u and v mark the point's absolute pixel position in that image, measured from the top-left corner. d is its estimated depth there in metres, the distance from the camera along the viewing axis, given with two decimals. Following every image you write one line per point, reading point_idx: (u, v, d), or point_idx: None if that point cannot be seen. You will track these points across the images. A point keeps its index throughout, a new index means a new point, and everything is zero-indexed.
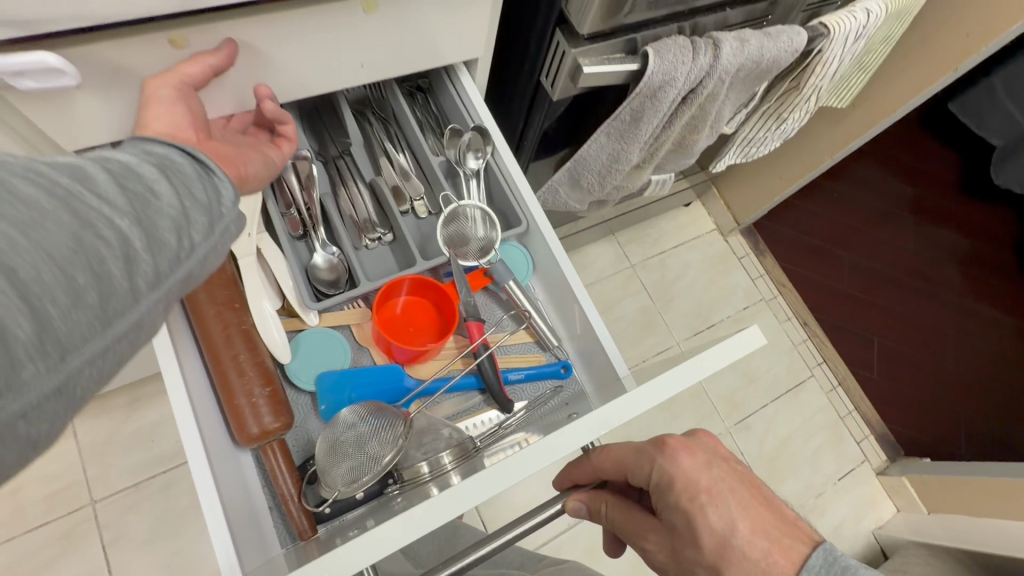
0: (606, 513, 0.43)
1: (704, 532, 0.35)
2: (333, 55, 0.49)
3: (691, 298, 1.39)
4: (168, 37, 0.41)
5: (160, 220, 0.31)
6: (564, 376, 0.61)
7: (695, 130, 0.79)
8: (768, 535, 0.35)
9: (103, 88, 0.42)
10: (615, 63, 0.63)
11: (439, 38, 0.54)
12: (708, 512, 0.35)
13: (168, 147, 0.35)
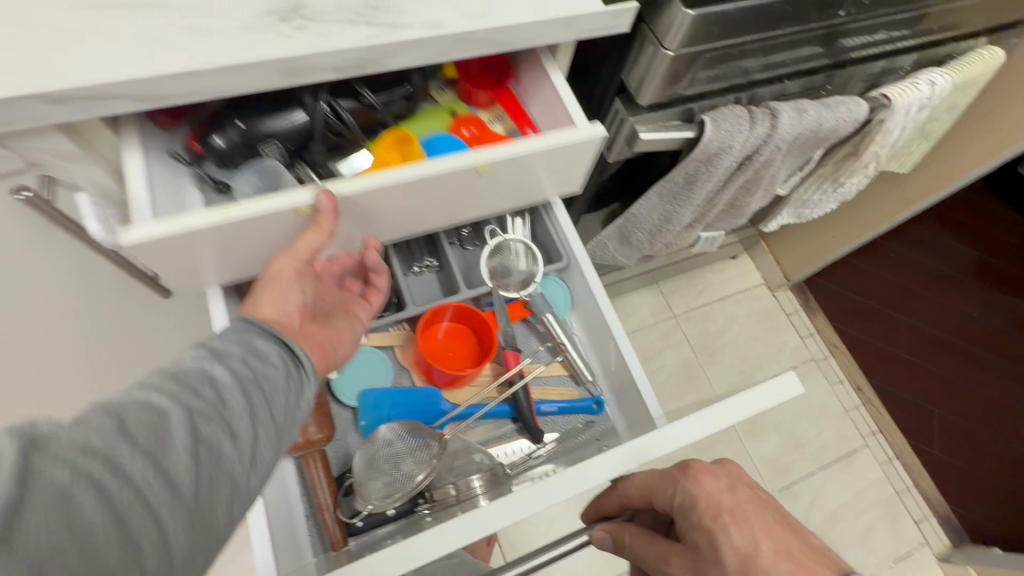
0: (629, 543, 0.42)
1: (726, 551, 0.36)
2: (439, 203, 0.52)
3: (736, 353, 1.35)
4: (293, 208, 0.44)
5: (216, 472, 0.30)
6: (595, 412, 0.62)
7: (748, 192, 0.81)
8: (795, 560, 0.34)
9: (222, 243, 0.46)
10: (672, 130, 0.66)
11: (537, 179, 0.55)
12: (731, 532, 0.36)
13: (257, 355, 0.36)
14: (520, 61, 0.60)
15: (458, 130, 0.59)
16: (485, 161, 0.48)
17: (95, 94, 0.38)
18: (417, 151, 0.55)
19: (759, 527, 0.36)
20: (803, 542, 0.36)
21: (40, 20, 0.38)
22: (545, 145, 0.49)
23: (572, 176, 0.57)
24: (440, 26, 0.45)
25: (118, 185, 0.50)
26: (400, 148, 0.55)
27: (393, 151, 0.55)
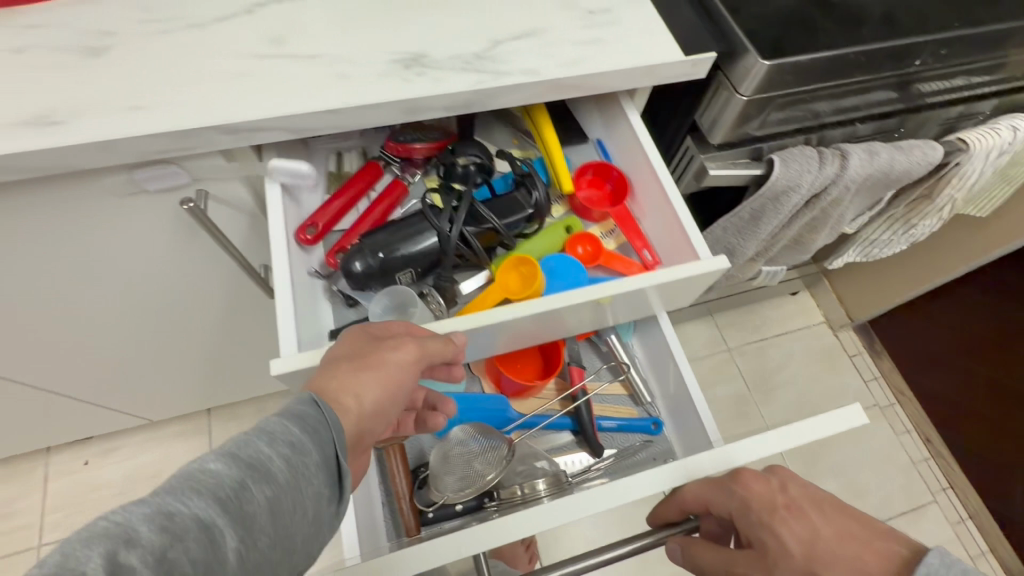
0: (698, 554, 0.46)
1: (790, 541, 0.41)
2: (555, 322, 0.53)
3: (793, 391, 1.33)
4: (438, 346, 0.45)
5: None
6: (654, 432, 0.65)
7: (815, 230, 0.82)
8: (852, 539, 0.40)
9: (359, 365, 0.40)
10: (741, 167, 0.69)
11: (646, 302, 0.56)
12: (790, 524, 0.41)
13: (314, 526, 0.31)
14: (603, 117, 0.65)
15: (573, 248, 0.61)
16: (609, 295, 0.50)
17: (256, 126, 0.46)
18: (535, 269, 0.57)
19: (816, 517, 0.42)
20: (854, 520, 0.42)
21: (222, 67, 0.48)
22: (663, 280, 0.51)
23: (676, 299, 0.58)
24: (537, 73, 0.51)
25: (251, 199, 0.59)
26: (519, 273, 0.58)
27: (513, 276, 0.58)
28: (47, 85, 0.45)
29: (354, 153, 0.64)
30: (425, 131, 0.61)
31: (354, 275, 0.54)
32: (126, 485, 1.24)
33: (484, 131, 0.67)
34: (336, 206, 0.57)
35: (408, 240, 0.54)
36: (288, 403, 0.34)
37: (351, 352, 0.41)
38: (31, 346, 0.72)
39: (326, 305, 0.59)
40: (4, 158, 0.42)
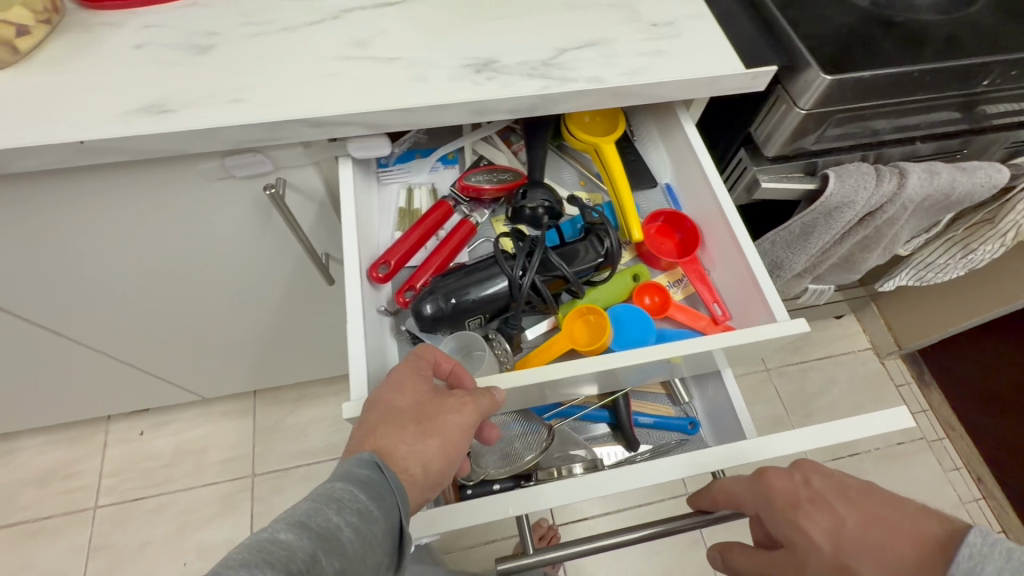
0: (737, 556, 0.46)
1: (816, 535, 0.39)
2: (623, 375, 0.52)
3: (834, 417, 1.29)
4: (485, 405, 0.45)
5: None
6: (690, 431, 0.65)
7: (866, 249, 0.82)
8: (892, 528, 0.37)
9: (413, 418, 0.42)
10: (794, 181, 0.70)
11: (716, 357, 0.54)
12: (814, 517, 0.40)
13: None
14: (673, 157, 0.66)
15: (640, 298, 0.59)
16: (679, 354, 0.49)
17: (339, 121, 0.50)
18: (602, 320, 0.55)
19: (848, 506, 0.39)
20: (897, 504, 0.38)
21: (312, 67, 0.52)
22: (733, 341, 0.50)
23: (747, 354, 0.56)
24: (600, 81, 0.53)
25: (323, 189, 0.63)
26: (584, 325, 0.56)
27: (579, 327, 0.56)
28: (160, 77, 0.50)
29: (425, 188, 0.64)
30: (495, 171, 0.60)
31: (422, 319, 0.53)
32: (176, 456, 1.31)
33: (552, 172, 0.66)
34: (407, 245, 0.57)
35: (476, 285, 0.53)
36: (353, 468, 0.36)
37: (416, 408, 0.42)
38: (113, 315, 0.79)
39: (393, 342, 0.58)
40: (122, 140, 0.47)
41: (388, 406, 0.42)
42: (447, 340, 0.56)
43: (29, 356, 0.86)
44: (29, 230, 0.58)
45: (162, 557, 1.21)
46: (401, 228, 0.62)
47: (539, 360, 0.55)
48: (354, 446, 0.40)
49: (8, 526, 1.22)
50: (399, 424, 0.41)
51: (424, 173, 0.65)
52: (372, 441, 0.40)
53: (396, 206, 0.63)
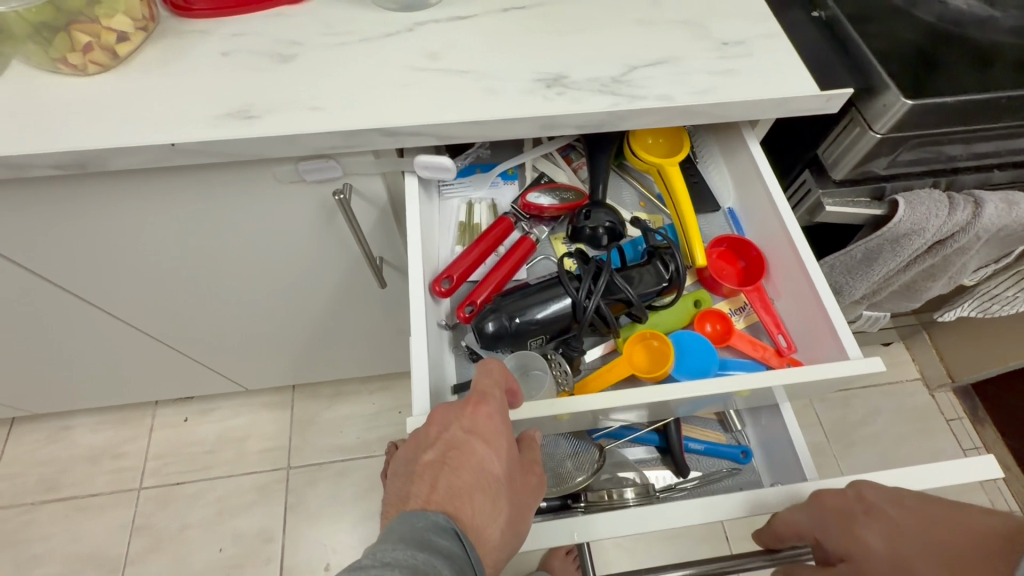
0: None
1: (872, 541, 0.40)
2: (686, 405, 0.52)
3: (878, 449, 1.24)
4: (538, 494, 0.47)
5: None
6: (742, 460, 0.63)
7: (931, 278, 0.78)
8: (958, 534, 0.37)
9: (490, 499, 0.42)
10: (860, 207, 0.67)
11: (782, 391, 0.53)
12: (869, 525, 0.41)
13: None
14: (740, 183, 0.65)
15: (701, 326, 0.58)
16: (745, 388, 0.48)
17: (412, 131, 0.52)
18: (664, 345, 0.55)
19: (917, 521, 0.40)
20: (952, 512, 0.39)
21: (387, 78, 0.54)
22: (802, 378, 0.49)
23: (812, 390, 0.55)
24: (671, 99, 0.53)
25: (385, 196, 0.65)
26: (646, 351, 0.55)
27: (640, 352, 0.55)
28: (246, 83, 0.52)
29: (485, 204, 0.64)
30: (557, 189, 0.62)
31: (485, 337, 0.53)
32: (217, 444, 1.36)
33: (612, 192, 0.66)
34: (469, 260, 0.58)
35: (540, 305, 0.54)
36: (437, 538, 0.37)
37: (499, 474, 0.43)
38: (175, 306, 0.83)
39: (450, 358, 0.59)
40: (211, 143, 0.49)
41: (475, 466, 0.43)
42: (507, 359, 0.56)
43: (96, 340, 0.91)
44: (115, 223, 0.62)
45: (200, 541, 1.25)
46: (461, 243, 0.62)
47: (599, 385, 0.55)
48: (436, 490, 0.41)
49: (61, 499, 1.29)
50: (482, 488, 0.42)
51: (483, 188, 0.65)
52: (455, 495, 0.41)
53: (456, 220, 0.64)
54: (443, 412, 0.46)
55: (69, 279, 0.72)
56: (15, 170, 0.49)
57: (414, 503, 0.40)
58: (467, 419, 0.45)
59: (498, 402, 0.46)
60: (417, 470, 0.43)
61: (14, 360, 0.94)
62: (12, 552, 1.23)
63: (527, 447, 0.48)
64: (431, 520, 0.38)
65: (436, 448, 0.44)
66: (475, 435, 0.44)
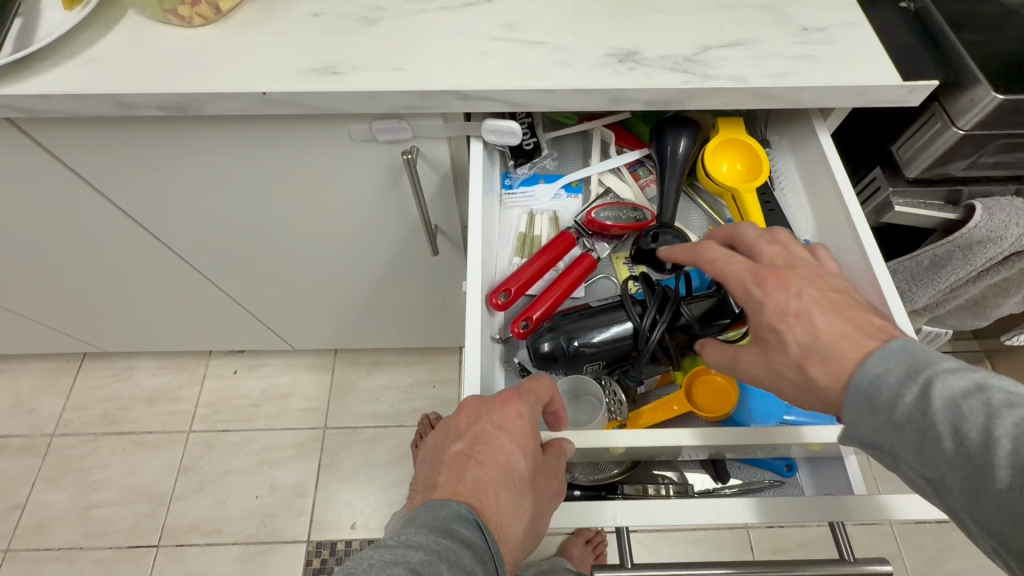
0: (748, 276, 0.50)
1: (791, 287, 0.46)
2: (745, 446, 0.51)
3: None
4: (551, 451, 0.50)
5: None
6: (786, 473, 0.57)
7: (1003, 294, 0.75)
8: (846, 328, 0.39)
9: (517, 498, 0.42)
10: (932, 210, 0.65)
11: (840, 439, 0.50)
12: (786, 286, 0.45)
13: None
14: (820, 214, 0.62)
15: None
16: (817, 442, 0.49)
17: (485, 96, 0.54)
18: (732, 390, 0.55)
19: (817, 306, 0.41)
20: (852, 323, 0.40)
21: (466, 45, 0.56)
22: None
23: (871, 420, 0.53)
24: (744, 80, 0.53)
25: (448, 164, 0.67)
26: (704, 386, 0.56)
27: (704, 392, 0.55)
28: (333, 42, 0.56)
29: (546, 216, 0.66)
30: (621, 208, 0.63)
31: (540, 358, 0.55)
32: (262, 398, 1.43)
33: (680, 214, 0.66)
34: (527, 273, 0.59)
35: (601, 330, 0.55)
36: (459, 527, 0.37)
37: (523, 473, 0.43)
38: (240, 257, 0.88)
39: (500, 371, 0.60)
40: (299, 95, 0.53)
41: (502, 460, 0.43)
42: (560, 380, 0.58)
43: (169, 285, 0.98)
44: (199, 168, 0.67)
45: (240, 487, 1.32)
46: (520, 254, 0.64)
47: (652, 415, 0.56)
48: (462, 483, 0.41)
49: (120, 433, 1.39)
50: (507, 484, 0.42)
51: (547, 200, 0.67)
52: (480, 490, 0.41)
53: (517, 230, 0.66)
54: (475, 403, 0.46)
55: (155, 222, 0.78)
56: (126, 108, 0.54)
57: (440, 493, 0.40)
58: (498, 414, 0.45)
59: (529, 402, 0.46)
60: (445, 460, 0.43)
61: (95, 297, 1.02)
62: (74, 476, 1.34)
63: (553, 453, 0.47)
64: (454, 509, 0.38)
65: (465, 439, 0.44)
66: (503, 431, 0.44)
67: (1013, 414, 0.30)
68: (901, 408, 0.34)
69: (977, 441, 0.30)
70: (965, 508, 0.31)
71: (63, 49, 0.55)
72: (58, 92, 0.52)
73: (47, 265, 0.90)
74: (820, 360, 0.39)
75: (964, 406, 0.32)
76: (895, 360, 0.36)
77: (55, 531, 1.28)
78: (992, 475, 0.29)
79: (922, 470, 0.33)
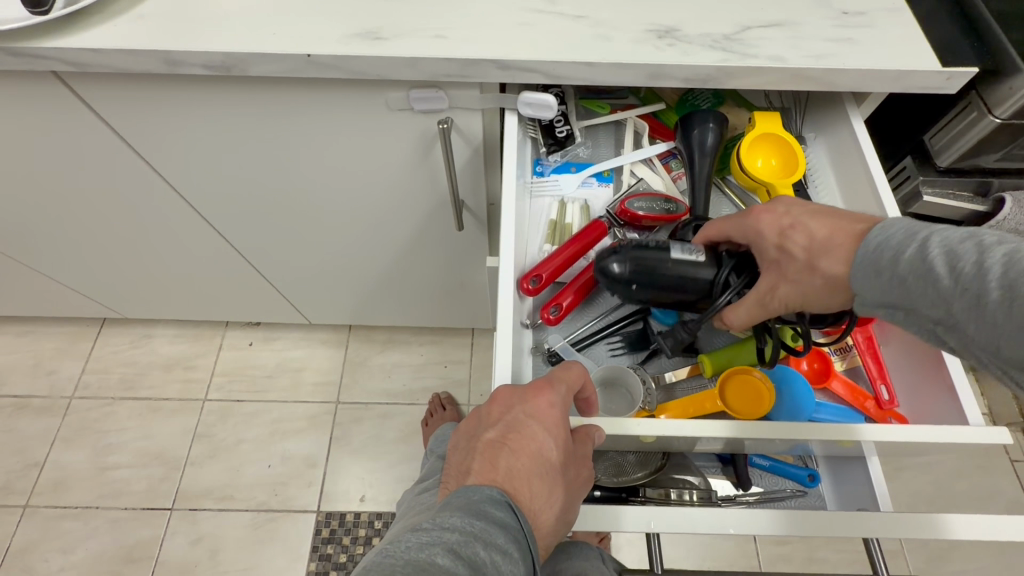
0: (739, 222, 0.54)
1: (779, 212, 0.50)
2: (778, 440, 0.50)
3: (930, 477, 1.18)
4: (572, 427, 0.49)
5: None
6: (808, 484, 0.58)
7: None
8: (837, 222, 0.43)
9: (550, 488, 0.40)
10: (959, 200, 0.67)
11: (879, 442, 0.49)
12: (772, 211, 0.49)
13: None
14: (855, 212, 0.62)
15: (798, 363, 0.58)
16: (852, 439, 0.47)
17: (525, 67, 0.54)
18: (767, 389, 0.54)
19: (806, 213, 0.45)
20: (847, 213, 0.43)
21: (508, 17, 0.56)
22: (904, 438, 0.47)
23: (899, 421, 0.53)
24: (783, 60, 0.53)
25: (480, 137, 0.68)
26: (739, 386, 0.56)
27: (737, 392, 0.55)
28: (376, 7, 0.56)
29: (577, 204, 0.67)
30: (656, 200, 0.63)
31: (609, 274, 0.52)
32: (277, 370, 1.45)
33: (713, 208, 0.68)
34: (560, 259, 0.60)
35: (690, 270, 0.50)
36: (495, 513, 0.36)
37: (557, 462, 0.41)
38: (267, 227, 0.89)
39: (529, 359, 0.61)
40: (342, 58, 0.54)
41: (536, 449, 0.41)
42: (594, 369, 0.59)
43: (194, 252, 0.99)
44: (237, 131, 0.68)
45: (252, 456, 1.35)
46: (550, 242, 0.65)
47: (680, 408, 0.56)
48: (496, 471, 0.39)
49: (137, 398, 1.42)
50: (541, 474, 0.40)
51: (577, 188, 0.68)
52: (514, 477, 0.39)
53: (547, 217, 0.67)
54: (507, 392, 0.44)
55: (188, 186, 0.80)
56: (172, 66, 0.55)
57: (473, 480, 0.39)
58: (531, 404, 0.43)
59: (561, 391, 0.44)
60: (477, 447, 0.41)
61: (122, 261, 1.04)
62: (92, 438, 1.37)
63: (580, 439, 0.44)
64: (487, 492, 0.37)
65: (497, 427, 0.42)
66: (535, 420, 0.42)
67: (1004, 249, 0.31)
68: (902, 262, 0.36)
69: (971, 272, 0.32)
70: (967, 341, 0.33)
71: (114, 6, 0.56)
72: (109, 46, 0.54)
73: (78, 226, 0.92)
74: (827, 255, 0.42)
75: (960, 248, 0.33)
76: (896, 228, 0.38)
77: (71, 489, 1.31)
78: (986, 297, 0.31)
79: (928, 315, 0.35)
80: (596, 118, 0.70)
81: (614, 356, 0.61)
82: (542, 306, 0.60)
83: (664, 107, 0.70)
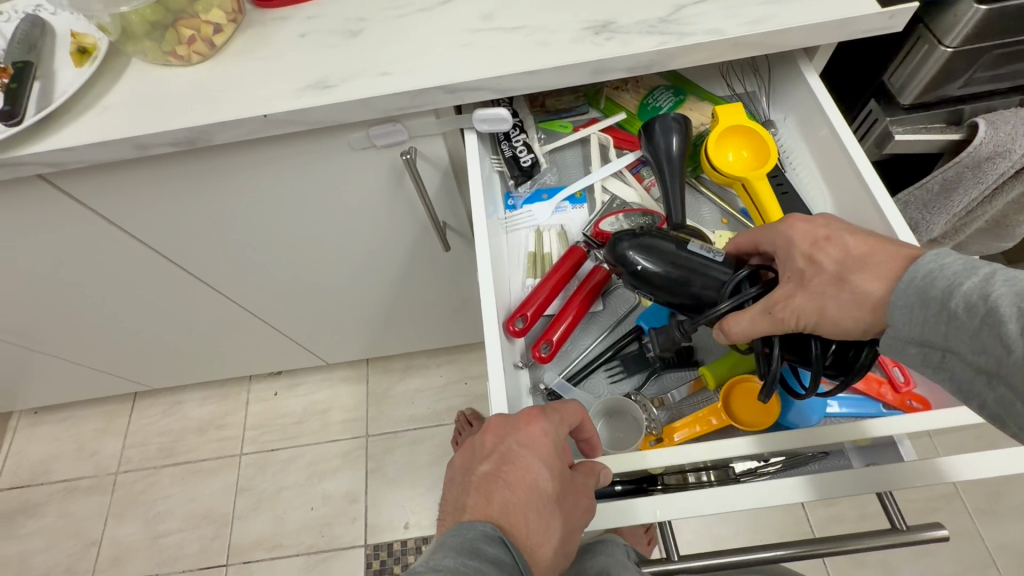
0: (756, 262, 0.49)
1: (797, 232, 0.44)
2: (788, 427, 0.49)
3: None
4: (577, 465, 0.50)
5: None
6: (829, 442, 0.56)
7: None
8: (878, 241, 0.41)
9: (547, 523, 0.41)
10: (935, 132, 0.66)
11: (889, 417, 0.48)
12: (796, 224, 0.45)
13: None
14: (838, 191, 0.61)
15: None
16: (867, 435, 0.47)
17: (473, 86, 0.56)
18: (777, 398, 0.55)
19: (846, 227, 0.42)
20: (874, 240, 0.41)
21: (449, 40, 0.58)
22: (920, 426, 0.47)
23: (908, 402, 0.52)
24: (722, 32, 0.54)
25: (446, 160, 0.69)
26: (743, 396, 0.56)
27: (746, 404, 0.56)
28: (323, 57, 0.59)
29: (554, 231, 0.67)
30: (630, 216, 0.64)
31: (621, 255, 0.51)
32: (304, 415, 1.48)
33: (691, 209, 0.68)
34: (542, 294, 0.61)
35: (705, 272, 0.48)
36: (487, 547, 0.37)
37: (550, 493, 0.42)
38: (264, 280, 0.92)
39: (529, 400, 0.62)
40: (297, 111, 0.56)
41: (528, 479, 0.42)
42: (595, 403, 0.60)
43: (203, 316, 1.03)
44: (214, 196, 0.71)
45: (295, 500, 1.38)
46: (532, 273, 0.66)
47: (689, 427, 0.56)
48: (491, 504, 0.40)
49: (177, 464, 1.46)
50: (535, 506, 0.41)
51: (549, 216, 0.68)
52: (510, 510, 0.40)
53: (526, 249, 0.68)
54: (499, 423, 0.45)
55: (181, 255, 0.83)
56: (141, 149, 0.58)
57: (468, 515, 0.40)
58: (522, 433, 0.44)
59: (554, 420, 0.46)
60: (472, 480, 0.42)
61: (137, 337, 1.08)
62: (141, 509, 1.42)
63: (584, 472, 0.46)
64: (481, 528, 0.38)
65: (492, 459, 0.43)
66: (530, 450, 0.44)
67: None
68: None
69: None
70: None
71: (80, 101, 0.59)
72: (80, 142, 0.57)
73: (91, 311, 0.96)
74: (863, 267, 0.40)
75: None
76: None
77: (131, 561, 1.36)
78: None
79: None
80: (560, 139, 0.71)
81: (613, 384, 0.62)
82: (534, 344, 0.61)
83: (626, 116, 0.71)
